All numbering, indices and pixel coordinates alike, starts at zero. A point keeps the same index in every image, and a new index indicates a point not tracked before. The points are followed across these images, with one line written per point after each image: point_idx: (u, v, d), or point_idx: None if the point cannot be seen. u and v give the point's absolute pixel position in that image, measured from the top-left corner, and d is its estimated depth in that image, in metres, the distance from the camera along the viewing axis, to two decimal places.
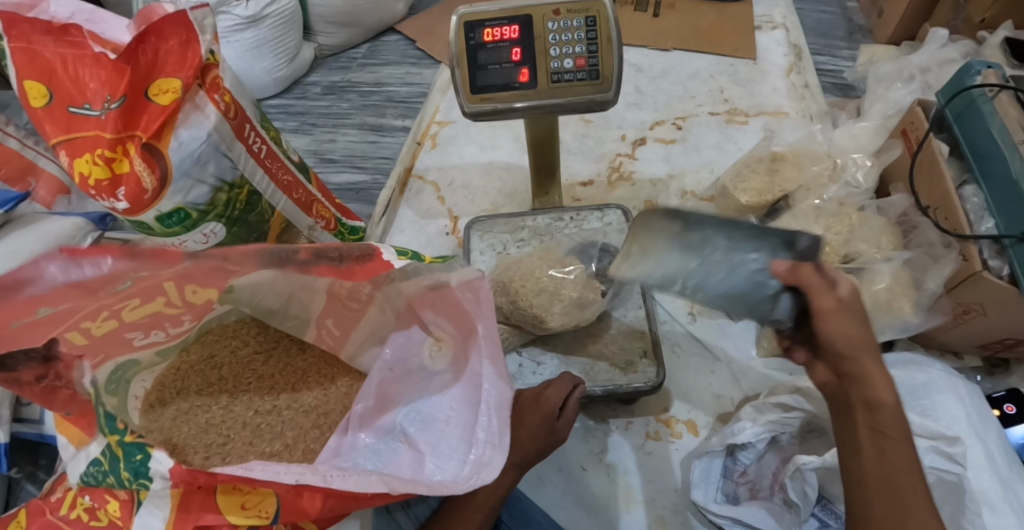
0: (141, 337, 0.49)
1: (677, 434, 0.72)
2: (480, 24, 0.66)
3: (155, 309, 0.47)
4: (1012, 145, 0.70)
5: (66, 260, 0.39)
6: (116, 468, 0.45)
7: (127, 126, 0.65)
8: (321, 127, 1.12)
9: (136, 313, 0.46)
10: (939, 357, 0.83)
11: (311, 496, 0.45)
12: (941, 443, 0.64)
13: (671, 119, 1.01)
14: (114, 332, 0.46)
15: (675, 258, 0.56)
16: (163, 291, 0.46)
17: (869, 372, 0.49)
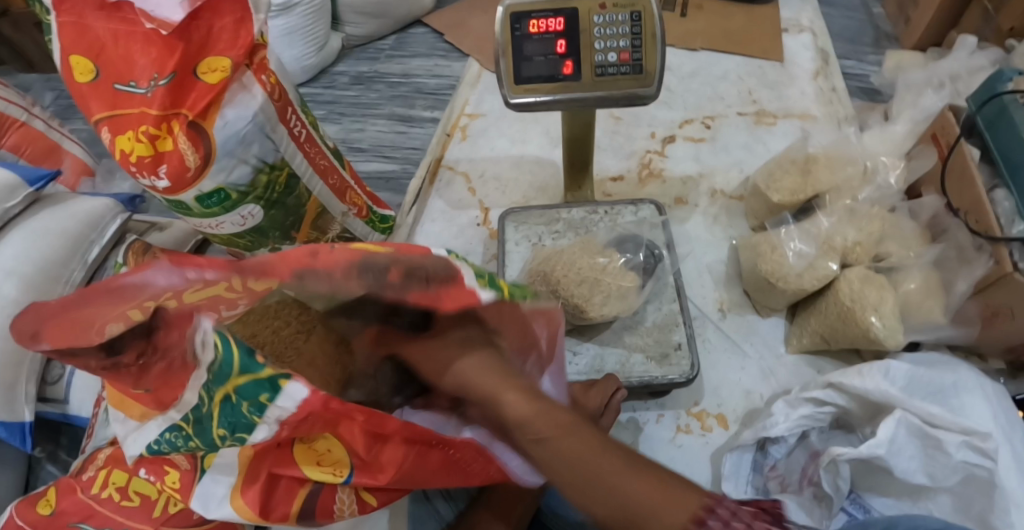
0: (204, 321, 0.45)
1: (707, 428, 0.74)
2: (527, 15, 0.67)
3: (216, 292, 0.44)
4: None
5: (172, 267, 0.43)
6: (210, 432, 0.48)
7: (174, 103, 0.66)
8: (350, 116, 1.12)
9: (198, 296, 0.44)
10: (964, 359, 0.84)
11: (389, 452, 0.52)
12: (974, 438, 0.64)
13: (701, 118, 1.01)
14: (182, 314, 0.44)
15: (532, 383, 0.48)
16: (231, 274, 0.44)
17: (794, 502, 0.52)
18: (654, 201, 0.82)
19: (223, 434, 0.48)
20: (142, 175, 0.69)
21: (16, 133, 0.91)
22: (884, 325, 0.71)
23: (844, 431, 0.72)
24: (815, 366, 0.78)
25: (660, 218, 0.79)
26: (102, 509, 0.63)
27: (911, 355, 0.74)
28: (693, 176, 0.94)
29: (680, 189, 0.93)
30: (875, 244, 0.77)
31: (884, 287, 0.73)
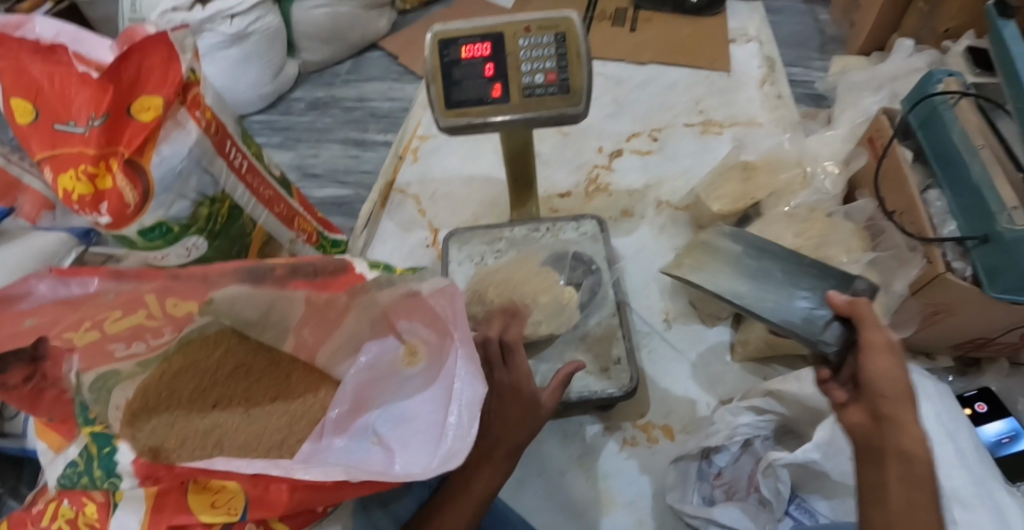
0: (122, 348, 0.49)
1: (654, 439, 0.74)
2: (454, 42, 0.69)
3: (136, 321, 0.48)
4: (972, 149, 0.72)
5: (55, 279, 0.45)
6: (89, 468, 0.46)
7: (110, 142, 0.67)
8: (305, 141, 1.14)
9: (117, 325, 0.47)
10: (913, 358, 0.87)
11: (277, 489, 0.46)
12: None
13: (648, 131, 1.02)
14: (95, 342, 0.47)
15: (727, 278, 0.70)
16: (144, 303, 0.47)
17: (905, 420, 0.51)
18: (595, 215, 0.82)
19: (99, 476, 0.46)
20: (84, 212, 0.69)
21: None
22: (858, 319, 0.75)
23: (791, 437, 0.71)
24: (761, 373, 0.77)
25: (601, 232, 0.79)
26: None
27: None
28: (640, 188, 0.94)
29: (627, 201, 0.92)
30: (814, 249, 0.77)
31: None
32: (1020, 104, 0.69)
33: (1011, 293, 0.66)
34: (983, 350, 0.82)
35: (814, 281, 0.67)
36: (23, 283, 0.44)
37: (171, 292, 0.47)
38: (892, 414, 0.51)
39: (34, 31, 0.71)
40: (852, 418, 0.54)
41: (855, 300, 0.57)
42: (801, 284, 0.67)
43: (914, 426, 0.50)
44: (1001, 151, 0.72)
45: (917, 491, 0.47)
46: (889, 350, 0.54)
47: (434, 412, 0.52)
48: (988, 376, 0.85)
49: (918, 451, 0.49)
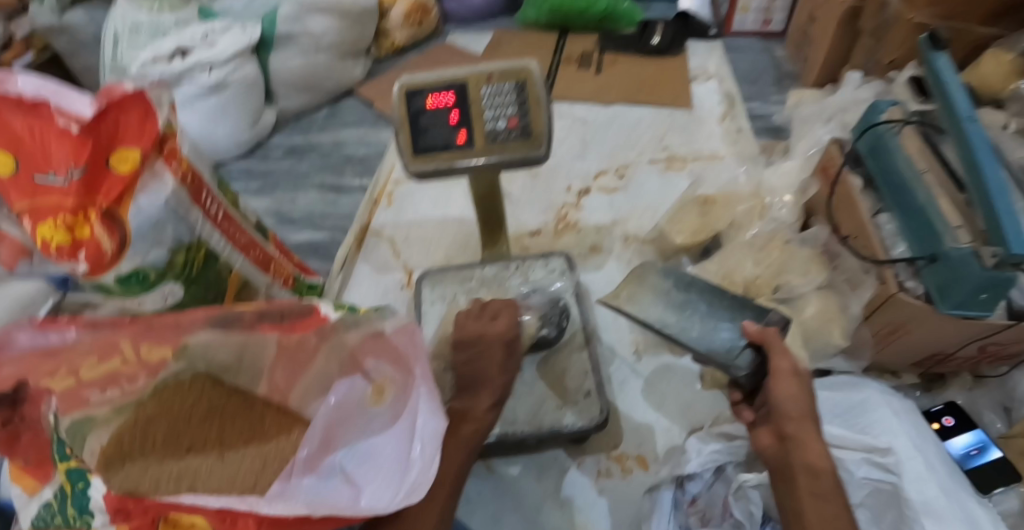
0: (98, 394, 0.49)
1: (628, 470, 0.75)
2: (421, 92, 0.72)
3: (113, 367, 0.50)
4: (915, 171, 0.75)
5: (34, 331, 0.50)
6: (64, 507, 0.49)
7: (89, 193, 0.69)
8: (282, 188, 1.17)
9: (93, 372, 0.49)
10: (879, 377, 0.88)
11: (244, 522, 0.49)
12: (874, 455, 0.69)
13: (614, 168, 1.05)
14: (71, 390, 0.49)
15: (660, 310, 0.77)
16: (117, 349, 0.50)
17: (810, 440, 0.57)
18: (563, 253, 0.84)
19: (72, 514, 0.49)
20: (62, 260, 0.70)
21: None
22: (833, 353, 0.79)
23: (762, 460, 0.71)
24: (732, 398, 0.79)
25: (569, 269, 0.82)
26: None
27: (825, 380, 0.79)
28: (607, 224, 0.97)
29: (595, 237, 0.95)
30: (774, 276, 0.83)
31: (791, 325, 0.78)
32: (955, 130, 0.73)
33: (960, 308, 0.68)
34: (944, 365, 0.84)
35: (731, 315, 0.75)
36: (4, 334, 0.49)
37: (145, 338, 0.51)
38: (797, 435, 0.57)
39: (15, 85, 0.71)
40: (763, 439, 0.61)
41: (764, 328, 0.65)
42: (721, 318, 0.75)
43: (816, 445, 0.57)
44: (943, 174, 0.75)
45: (830, 505, 0.53)
46: (796, 376, 0.61)
47: (399, 445, 0.54)
48: (952, 390, 0.87)
49: (820, 463, 0.56)
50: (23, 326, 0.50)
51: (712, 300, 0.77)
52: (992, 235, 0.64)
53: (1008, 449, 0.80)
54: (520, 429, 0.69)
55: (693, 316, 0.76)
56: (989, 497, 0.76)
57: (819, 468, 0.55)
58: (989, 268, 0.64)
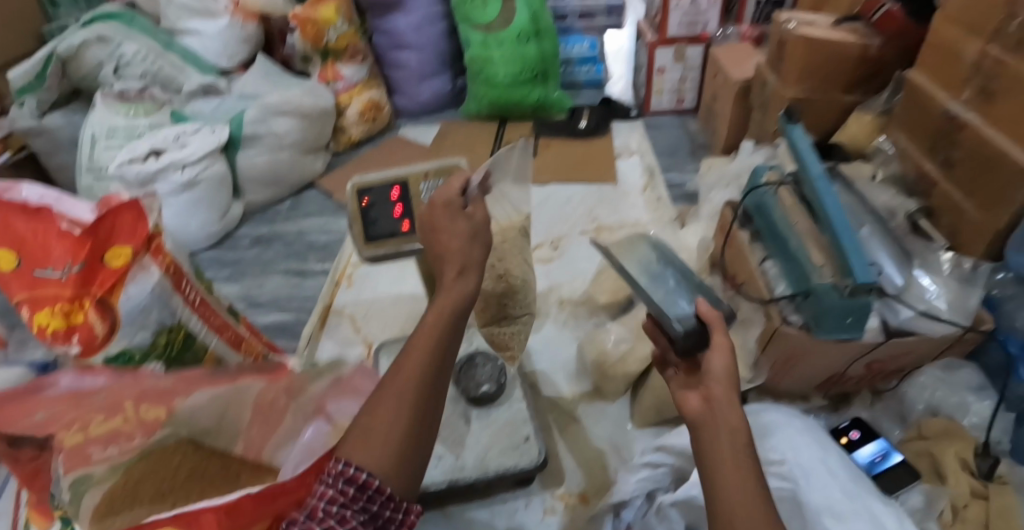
0: (99, 451, 0.56)
1: (569, 506, 0.84)
2: (368, 190, 0.85)
3: (114, 425, 0.57)
4: (789, 223, 0.88)
5: (76, 375, 0.66)
6: None
7: (84, 284, 0.80)
8: (250, 274, 1.27)
9: (100, 428, 0.57)
10: (790, 402, 0.97)
11: None
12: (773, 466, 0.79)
13: (550, 242, 1.19)
14: (80, 445, 0.55)
15: (638, 269, 0.77)
16: (122, 409, 0.59)
17: (727, 411, 0.56)
18: (504, 319, 0.97)
19: None
20: (56, 344, 0.79)
21: None
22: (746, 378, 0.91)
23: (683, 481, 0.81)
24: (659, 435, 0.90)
25: (509, 333, 0.94)
26: None
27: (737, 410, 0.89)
28: (544, 290, 1.09)
29: (534, 302, 1.07)
30: None
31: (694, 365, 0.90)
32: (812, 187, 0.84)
33: (833, 332, 0.81)
34: (844, 384, 0.94)
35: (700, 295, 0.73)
36: (52, 379, 0.65)
37: (143, 402, 0.60)
38: (704, 413, 0.57)
39: (22, 194, 0.85)
40: (689, 402, 0.59)
41: (707, 314, 0.63)
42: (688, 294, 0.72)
43: (732, 409, 0.56)
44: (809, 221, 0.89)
45: (745, 486, 0.51)
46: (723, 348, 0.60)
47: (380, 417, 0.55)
48: (856, 406, 0.96)
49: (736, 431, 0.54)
50: (65, 374, 0.66)
51: (695, 285, 0.75)
52: (845, 270, 0.77)
53: (906, 451, 0.86)
54: (469, 473, 0.78)
55: (679, 279, 0.75)
56: (895, 496, 0.79)
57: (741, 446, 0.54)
58: (845, 297, 0.77)
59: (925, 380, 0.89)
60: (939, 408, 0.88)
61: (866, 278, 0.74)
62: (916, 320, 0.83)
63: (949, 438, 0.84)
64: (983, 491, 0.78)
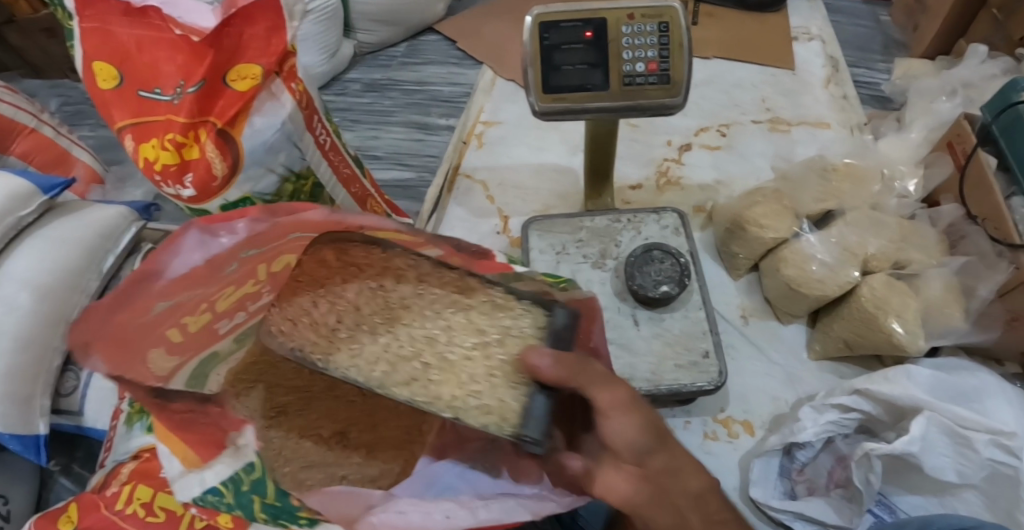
0: (226, 324, 0.54)
1: (733, 435, 0.74)
2: (555, 25, 0.68)
3: (241, 295, 0.52)
4: None
5: (203, 231, 0.44)
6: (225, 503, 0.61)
7: (201, 111, 0.66)
8: (364, 123, 1.10)
9: (225, 303, 0.51)
10: (984, 364, 0.84)
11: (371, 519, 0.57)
12: (1000, 437, 0.65)
13: (716, 126, 1.00)
14: (205, 326, 0.51)
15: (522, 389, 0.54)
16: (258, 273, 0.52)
17: (683, 464, 0.51)
18: (675, 209, 0.81)
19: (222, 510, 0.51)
20: (167, 182, 0.68)
21: (25, 140, 0.97)
22: (906, 331, 0.72)
23: (867, 436, 0.73)
24: (838, 372, 0.79)
25: (684, 226, 0.78)
26: (128, 525, 0.65)
27: (933, 361, 0.76)
28: (711, 184, 0.93)
29: (699, 196, 0.91)
30: (895, 251, 0.78)
31: (906, 294, 0.74)
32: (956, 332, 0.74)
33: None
34: None
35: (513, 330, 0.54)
36: (161, 257, 0.43)
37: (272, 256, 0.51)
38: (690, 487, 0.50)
39: None
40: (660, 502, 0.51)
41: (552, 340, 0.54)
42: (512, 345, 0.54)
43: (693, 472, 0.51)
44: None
45: None
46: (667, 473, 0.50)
47: None
48: None
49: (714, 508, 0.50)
50: (188, 230, 0.43)
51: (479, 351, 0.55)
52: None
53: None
54: (638, 387, 0.67)
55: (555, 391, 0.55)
56: None
57: (698, 493, 0.50)
58: None
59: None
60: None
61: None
62: None
63: None
64: None
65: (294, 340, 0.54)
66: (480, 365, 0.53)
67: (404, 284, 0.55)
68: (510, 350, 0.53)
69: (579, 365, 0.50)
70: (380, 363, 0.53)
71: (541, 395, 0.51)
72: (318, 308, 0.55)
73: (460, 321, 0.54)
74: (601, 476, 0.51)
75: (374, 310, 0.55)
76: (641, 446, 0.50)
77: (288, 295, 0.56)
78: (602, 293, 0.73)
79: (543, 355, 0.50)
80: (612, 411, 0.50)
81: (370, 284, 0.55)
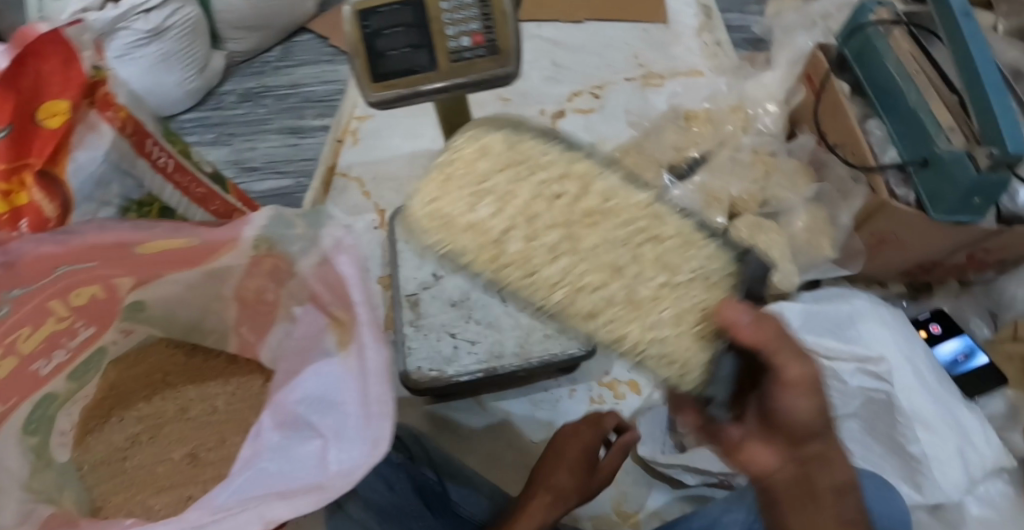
0: (46, 365, 0.51)
1: (620, 397, 0.73)
2: (374, 12, 0.67)
3: (50, 331, 0.50)
4: (908, 76, 0.74)
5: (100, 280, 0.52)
6: None
7: (15, 154, 0.54)
8: (239, 136, 1.07)
9: (31, 343, 0.48)
10: (867, 288, 0.85)
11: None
12: (867, 364, 0.70)
13: (589, 89, 0.99)
14: (17, 370, 0.48)
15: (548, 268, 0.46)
16: (55, 309, 0.49)
17: (834, 459, 0.53)
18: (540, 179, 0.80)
19: None
20: None
21: None
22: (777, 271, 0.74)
23: None
24: None
25: None
26: None
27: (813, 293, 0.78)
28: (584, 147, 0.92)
29: None
30: (760, 192, 0.79)
31: (771, 231, 0.75)
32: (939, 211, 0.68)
33: (952, 213, 0.67)
34: (931, 270, 0.82)
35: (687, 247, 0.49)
36: None
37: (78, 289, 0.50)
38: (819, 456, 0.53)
39: None
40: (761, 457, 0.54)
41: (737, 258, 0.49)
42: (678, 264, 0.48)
43: (840, 463, 0.53)
44: (934, 75, 0.75)
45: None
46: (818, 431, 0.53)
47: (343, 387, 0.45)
48: (938, 297, 0.85)
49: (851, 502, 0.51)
50: None
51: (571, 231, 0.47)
52: (986, 135, 0.64)
53: (992, 355, 0.79)
54: (509, 363, 0.67)
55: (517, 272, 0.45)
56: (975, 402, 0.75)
57: (845, 484, 0.52)
58: (983, 171, 0.63)
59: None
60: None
61: (1018, 147, 0.61)
62: None
63: None
64: None
65: (450, 244, 0.46)
66: (664, 303, 0.47)
67: (594, 198, 0.49)
68: (701, 294, 0.48)
69: (773, 328, 0.49)
70: (586, 273, 0.46)
71: (726, 353, 0.48)
72: (481, 210, 0.47)
73: (651, 254, 0.48)
74: (745, 448, 0.55)
75: (633, 233, 0.48)
76: (806, 431, 0.53)
77: (436, 196, 0.48)
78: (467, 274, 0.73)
79: (740, 311, 0.47)
80: (795, 387, 0.52)
81: (553, 190, 0.49)
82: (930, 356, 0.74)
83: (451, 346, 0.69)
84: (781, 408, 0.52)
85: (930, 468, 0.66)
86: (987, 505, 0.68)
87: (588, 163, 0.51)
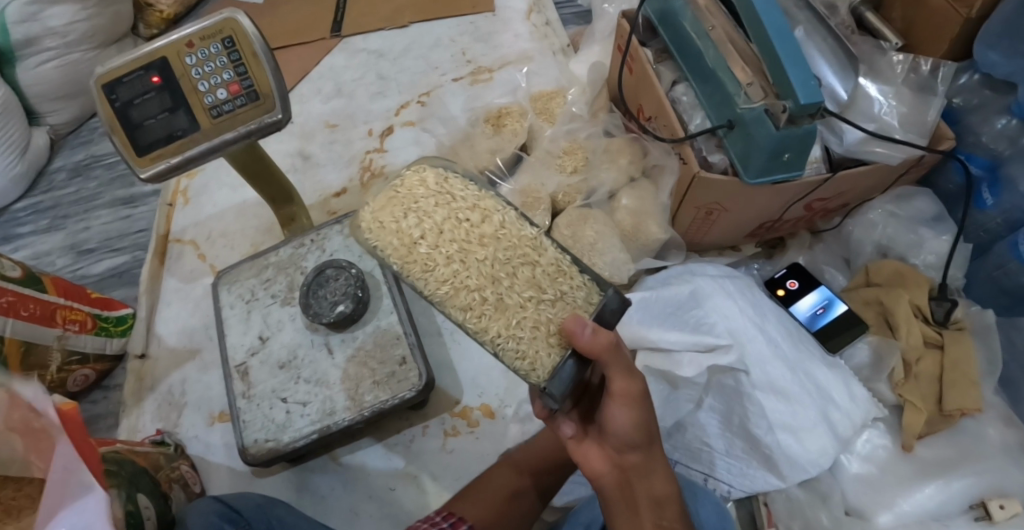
0: None
1: (474, 424, 0.72)
2: (119, 83, 0.61)
3: None
4: (705, 34, 0.67)
5: None
6: None
7: None
8: (73, 216, 1.00)
9: None
10: (719, 255, 0.84)
11: None
12: (705, 354, 0.68)
13: (416, 98, 0.96)
14: None
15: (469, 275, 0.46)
16: None
17: (657, 476, 0.49)
18: None
19: None
20: None
21: None
22: (608, 264, 0.72)
23: None
24: None
25: None
26: None
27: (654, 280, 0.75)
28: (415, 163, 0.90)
29: None
30: (583, 182, 0.78)
31: (599, 223, 0.74)
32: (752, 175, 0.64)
33: (766, 175, 0.64)
34: (778, 229, 0.80)
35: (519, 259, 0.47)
36: None
37: None
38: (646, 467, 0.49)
39: None
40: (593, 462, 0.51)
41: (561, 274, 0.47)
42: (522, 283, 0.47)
43: (662, 474, 0.49)
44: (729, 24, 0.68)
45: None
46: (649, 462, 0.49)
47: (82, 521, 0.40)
48: (792, 251, 0.84)
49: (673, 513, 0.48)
50: None
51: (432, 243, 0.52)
52: (780, 88, 0.60)
53: (851, 301, 0.77)
54: (341, 418, 0.64)
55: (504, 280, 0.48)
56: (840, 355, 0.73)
57: (664, 500, 0.48)
58: (782, 127, 0.60)
59: (875, 217, 0.78)
60: (889, 248, 0.78)
61: (810, 97, 0.58)
62: (863, 143, 0.69)
63: (901, 283, 0.74)
64: (937, 339, 0.71)
65: (375, 239, 0.47)
66: (528, 315, 0.46)
67: (490, 225, 0.47)
68: (561, 313, 0.47)
69: (614, 341, 0.45)
70: (449, 287, 0.46)
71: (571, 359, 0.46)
72: (405, 220, 0.47)
73: (525, 275, 0.47)
74: (584, 447, 0.52)
75: (513, 257, 0.47)
76: (631, 441, 0.49)
77: (383, 204, 0.48)
78: (293, 331, 0.69)
79: (583, 323, 0.44)
80: (621, 399, 0.47)
81: (460, 215, 0.47)
82: (784, 319, 0.73)
83: (284, 412, 0.66)
84: (618, 424, 0.48)
85: (790, 443, 0.67)
86: (870, 462, 0.69)
87: (496, 199, 0.49)
